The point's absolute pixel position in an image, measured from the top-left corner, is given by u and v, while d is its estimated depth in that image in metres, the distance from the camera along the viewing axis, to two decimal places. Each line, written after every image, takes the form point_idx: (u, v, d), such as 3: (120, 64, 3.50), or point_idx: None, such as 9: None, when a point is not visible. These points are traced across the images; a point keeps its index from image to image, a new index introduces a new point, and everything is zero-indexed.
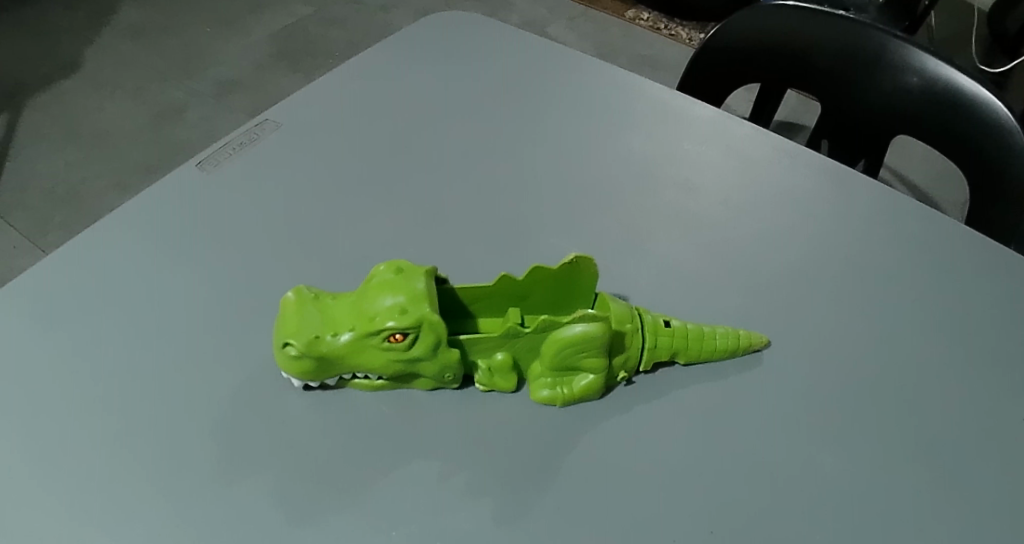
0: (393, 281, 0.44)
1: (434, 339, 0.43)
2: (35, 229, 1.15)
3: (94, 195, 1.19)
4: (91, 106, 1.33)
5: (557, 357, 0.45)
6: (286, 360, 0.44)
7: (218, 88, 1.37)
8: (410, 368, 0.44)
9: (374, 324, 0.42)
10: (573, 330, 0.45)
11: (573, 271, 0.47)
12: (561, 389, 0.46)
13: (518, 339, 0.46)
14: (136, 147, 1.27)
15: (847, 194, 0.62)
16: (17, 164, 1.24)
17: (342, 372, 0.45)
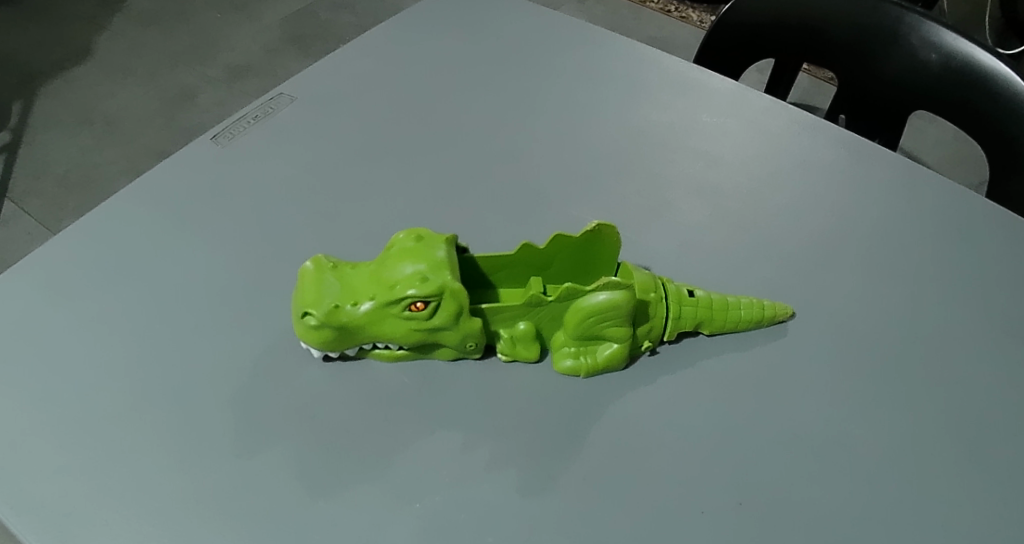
0: (414, 249, 0.43)
1: (457, 307, 0.42)
2: (50, 215, 1.15)
3: (107, 180, 1.20)
4: (103, 92, 1.33)
5: (581, 326, 0.44)
6: (307, 329, 0.43)
7: (228, 72, 1.37)
8: (432, 338, 0.44)
9: (396, 293, 0.42)
10: (597, 299, 0.44)
11: (595, 239, 0.46)
12: (585, 359, 0.45)
13: (540, 308, 0.45)
14: (148, 133, 1.27)
15: (869, 165, 0.61)
16: (31, 150, 1.24)
17: (363, 341, 0.44)
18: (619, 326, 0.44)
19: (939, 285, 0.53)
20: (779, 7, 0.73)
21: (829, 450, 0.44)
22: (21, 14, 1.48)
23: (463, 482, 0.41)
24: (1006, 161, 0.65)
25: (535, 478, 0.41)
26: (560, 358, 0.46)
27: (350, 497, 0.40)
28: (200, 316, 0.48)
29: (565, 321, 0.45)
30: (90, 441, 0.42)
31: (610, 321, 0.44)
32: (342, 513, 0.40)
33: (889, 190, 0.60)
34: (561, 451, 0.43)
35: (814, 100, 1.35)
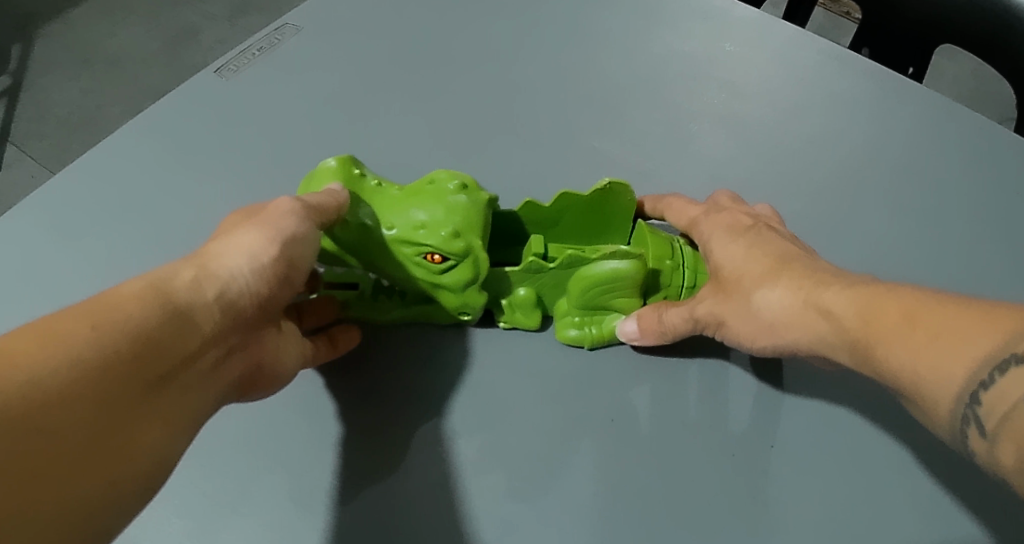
0: (449, 199, 0.43)
1: (468, 275, 0.43)
2: (53, 157, 1.15)
3: (110, 122, 1.18)
4: (104, 30, 1.29)
5: (584, 294, 0.47)
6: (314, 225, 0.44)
7: (231, 8, 1.32)
8: (433, 289, 0.45)
9: (416, 237, 0.42)
10: (604, 267, 0.45)
11: (605, 198, 0.46)
12: (588, 330, 0.48)
13: (546, 274, 0.47)
14: (151, 73, 1.24)
15: (904, 95, 0.58)
16: (32, 90, 1.22)
17: (361, 264, 0.45)
18: (620, 295, 0.47)
19: (968, 223, 0.52)
20: None
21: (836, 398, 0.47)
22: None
23: (499, 430, 0.45)
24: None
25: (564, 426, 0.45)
26: (564, 327, 0.48)
27: (397, 446, 0.45)
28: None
29: (569, 289, 0.47)
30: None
31: (613, 289, 0.46)
32: (394, 464, 0.44)
33: (922, 120, 0.56)
34: (584, 400, 0.47)
35: (831, 35, 1.29)
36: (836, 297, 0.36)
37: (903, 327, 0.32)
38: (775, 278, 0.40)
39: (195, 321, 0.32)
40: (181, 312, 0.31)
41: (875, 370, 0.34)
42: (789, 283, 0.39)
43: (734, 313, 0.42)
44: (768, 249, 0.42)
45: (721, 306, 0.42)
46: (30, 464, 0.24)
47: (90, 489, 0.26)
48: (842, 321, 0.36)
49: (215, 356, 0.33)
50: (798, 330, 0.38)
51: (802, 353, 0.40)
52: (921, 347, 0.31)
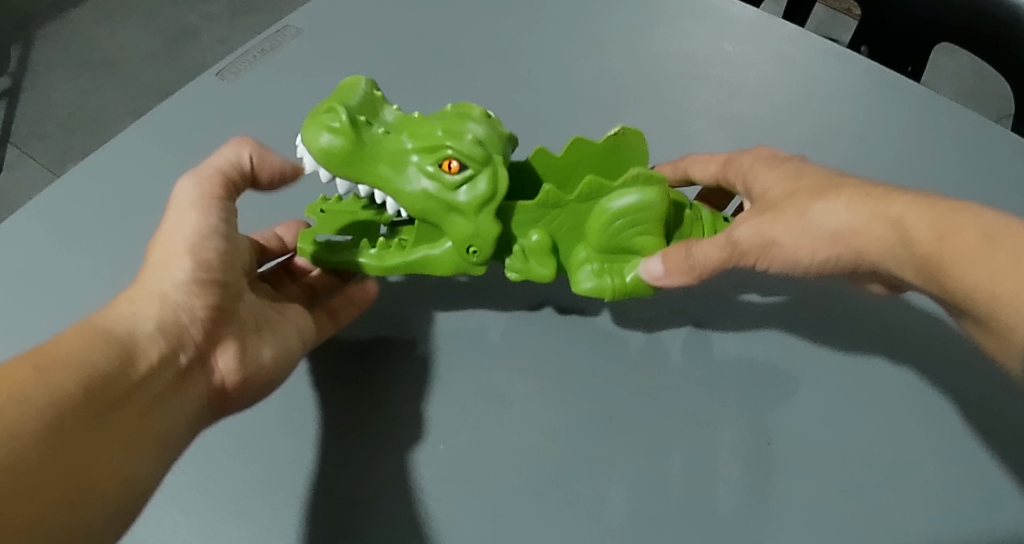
0: (473, 118, 0.44)
1: (487, 187, 0.42)
2: (55, 158, 1.15)
3: (111, 122, 1.19)
4: (104, 30, 1.30)
5: (601, 232, 0.45)
6: (323, 123, 0.40)
7: (231, 7, 1.32)
8: (442, 211, 0.43)
9: (437, 142, 0.42)
10: (624, 202, 0.44)
11: (617, 144, 0.46)
12: (605, 278, 0.47)
13: (560, 211, 0.45)
14: (152, 73, 1.24)
15: (903, 95, 0.58)
16: (32, 91, 1.22)
17: (368, 178, 0.42)
18: (638, 233, 0.46)
19: None
20: None
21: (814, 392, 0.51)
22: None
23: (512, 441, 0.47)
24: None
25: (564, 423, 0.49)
26: (579, 277, 0.47)
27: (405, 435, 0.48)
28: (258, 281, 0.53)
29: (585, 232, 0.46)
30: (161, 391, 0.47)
31: (633, 224, 0.45)
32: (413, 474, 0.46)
33: (922, 119, 0.57)
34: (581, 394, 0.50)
35: (831, 31, 1.29)
36: (905, 208, 0.41)
37: (984, 250, 0.37)
38: (830, 195, 0.44)
39: (136, 351, 0.37)
40: (119, 341, 0.37)
41: (946, 285, 0.39)
42: (846, 199, 0.43)
43: (779, 223, 0.44)
44: (817, 179, 0.46)
45: (762, 219, 0.45)
46: (14, 481, 0.30)
47: (77, 497, 0.32)
48: (909, 234, 0.40)
49: (177, 372, 0.39)
50: (856, 240, 0.42)
51: (863, 267, 0.44)
52: (1002, 270, 0.36)
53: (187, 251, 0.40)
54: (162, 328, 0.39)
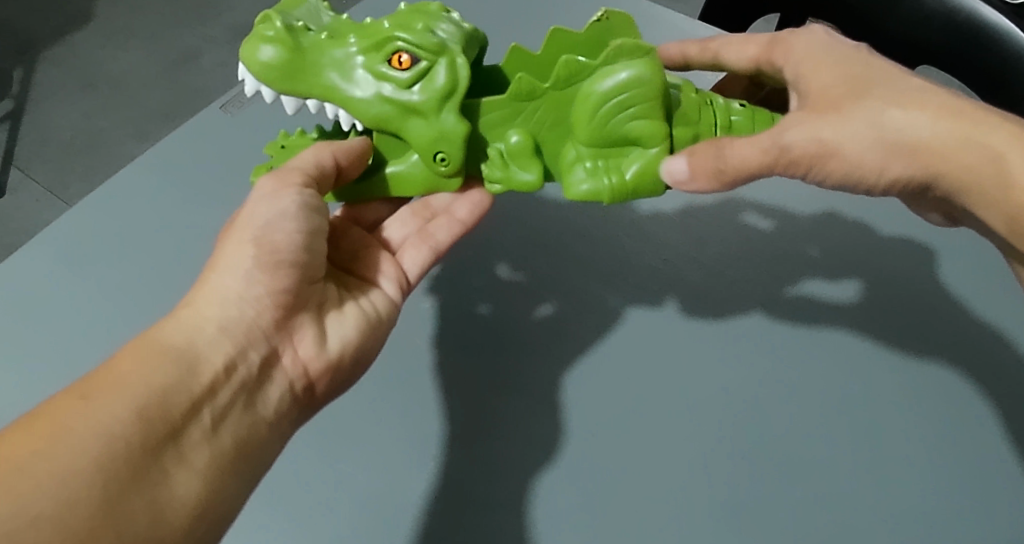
0: (424, 16, 0.49)
1: (444, 78, 0.47)
2: (59, 182, 1.18)
3: (113, 144, 1.21)
4: (101, 49, 1.33)
5: (593, 115, 0.49)
6: (259, 36, 0.47)
7: (234, 34, 1.34)
8: (403, 112, 0.48)
9: (385, 40, 0.47)
10: (608, 84, 0.48)
11: (604, 28, 0.51)
12: (602, 175, 0.49)
13: (541, 102, 0.50)
14: (152, 94, 1.27)
15: None
16: (34, 114, 1.25)
17: (316, 89, 0.48)
18: (633, 116, 0.48)
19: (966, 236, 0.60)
20: None
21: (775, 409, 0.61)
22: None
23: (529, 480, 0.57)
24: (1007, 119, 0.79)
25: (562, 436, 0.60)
26: (577, 180, 0.50)
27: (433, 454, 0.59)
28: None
29: (575, 120, 0.50)
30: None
31: (625, 106, 0.48)
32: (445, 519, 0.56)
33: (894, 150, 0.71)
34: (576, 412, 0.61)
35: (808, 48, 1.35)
36: (1002, 143, 0.46)
37: None
38: (916, 109, 0.47)
39: (205, 359, 0.44)
40: (182, 360, 0.43)
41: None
42: (932, 115, 0.47)
43: (849, 132, 0.47)
44: (889, 90, 0.49)
45: (825, 124, 0.47)
46: (104, 483, 0.35)
47: (158, 492, 0.38)
48: (995, 162, 0.46)
49: (249, 371, 0.46)
50: (931, 155, 0.47)
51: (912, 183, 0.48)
52: None
53: (253, 241, 0.47)
54: (231, 333, 0.46)
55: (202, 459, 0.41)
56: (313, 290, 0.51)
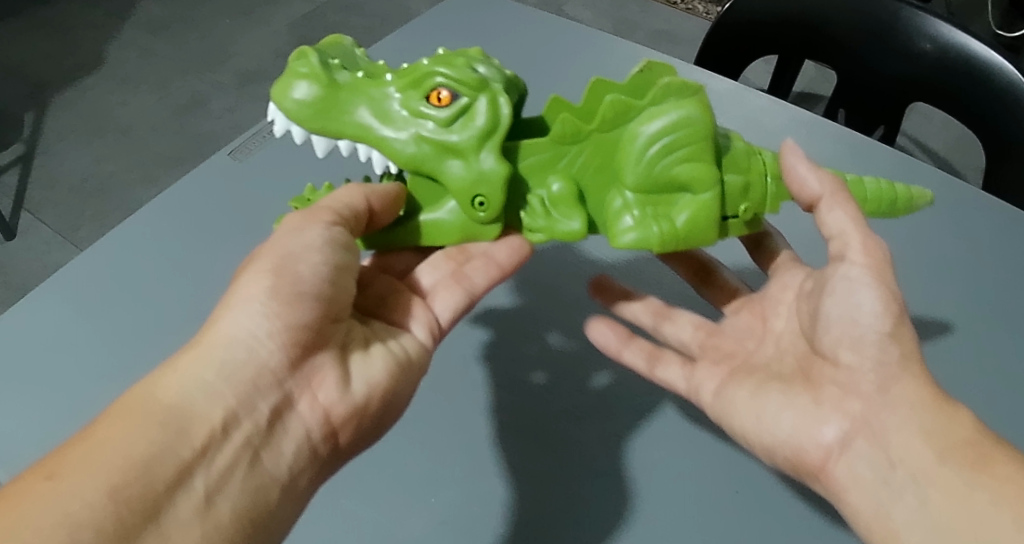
0: (464, 58, 0.50)
1: (483, 117, 0.47)
2: (67, 225, 1.20)
3: (123, 187, 1.25)
4: (114, 101, 1.40)
5: (640, 159, 0.49)
6: (296, 73, 0.48)
7: (239, 78, 1.45)
8: (439, 153, 0.48)
9: (424, 77, 0.48)
10: (648, 130, 0.49)
11: (644, 76, 0.50)
12: (650, 224, 0.49)
13: (585, 145, 0.50)
14: (162, 140, 1.32)
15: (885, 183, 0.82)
16: (46, 160, 1.30)
17: (348, 128, 0.49)
18: (681, 159, 0.49)
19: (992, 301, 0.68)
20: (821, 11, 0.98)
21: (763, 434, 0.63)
22: (39, 31, 1.59)
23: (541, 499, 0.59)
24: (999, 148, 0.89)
25: (558, 466, 0.61)
26: (622, 231, 0.50)
27: (445, 475, 0.60)
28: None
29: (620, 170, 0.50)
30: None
31: (670, 150, 0.49)
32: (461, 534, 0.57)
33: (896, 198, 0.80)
34: (571, 438, 0.63)
35: None
36: None
37: None
38: None
39: (205, 416, 0.43)
40: (181, 418, 0.42)
41: None
42: None
43: None
44: None
45: None
46: None
47: None
48: None
49: (257, 423, 0.45)
50: None
51: None
52: None
53: (271, 272, 0.47)
54: (237, 382, 0.45)
55: (200, 524, 0.40)
56: (334, 330, 0.50)
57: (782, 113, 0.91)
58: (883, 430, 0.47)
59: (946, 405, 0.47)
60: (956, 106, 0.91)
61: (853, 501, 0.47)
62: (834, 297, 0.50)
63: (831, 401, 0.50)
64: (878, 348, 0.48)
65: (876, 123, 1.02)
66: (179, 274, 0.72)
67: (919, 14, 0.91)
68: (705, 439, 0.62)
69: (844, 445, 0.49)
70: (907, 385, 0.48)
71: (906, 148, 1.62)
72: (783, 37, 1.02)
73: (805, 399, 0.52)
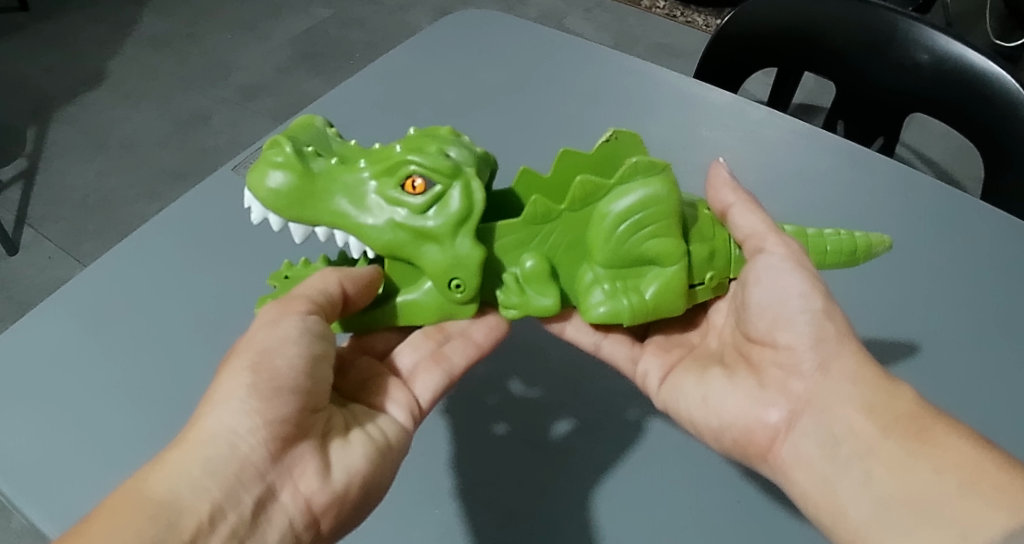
0: (437, 140, 0.51)
1: (458, 203, 0.49)
2: (71, 239, 1.22)
3: (125, 203, 1.28)
4: (118, 117, 1.43)
5: (609, 236, 0.52)
6: (269, 164, 0.49)
7: (241, 93, 1.48)
8: (416, 239, 0.50)
9: (398, 165, 0.49)
10: (618, 208, 0.51)
11: (610, 147, 0.53)
12: (620, 298, 0.52)
13: (556, 224, 0.52)
14: (164, 156, 1.35)
15: (868, 209, 0.84)
16: (50, 175, 1.32)
17: (324, 215, 0.50)
18: (650, 236, 0.52)
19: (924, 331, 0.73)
20: (824, 20, 0.98)
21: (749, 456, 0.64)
22: (43, 44, 1.61)
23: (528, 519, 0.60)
24: (1001, 156, 0.89)
25: (549, 489, 0.62)
26: (594, 304, 0.52)
27: (435, 495, 0.61)
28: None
29: (590, 245, 0.53)
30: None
31: (640, 226, 0.51)
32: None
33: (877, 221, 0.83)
34: (562, 461, 0.64)
35: None
36: None
37: None
38: None
39: (187, 514, 0.42)
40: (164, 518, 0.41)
41: None
42: None
43: None
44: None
45: None
46: None
47: None
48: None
49: (241, 516, 0.45)
50: None
51: None
52: None
53: (250, 368, 0.47)
54: (220, 476, 0.44)
55: None
56: (317, 416, 0.50)
57: (782, 125, 0.92)
58: (824, 408, 0.53)
59: (887, 383, 0.52)
60: (956, 116, 0.92)
61: (799, 478, 0.52)
62: (760, 282, 0.55)
63: (775, 385, 0.56)
64: (814, 328, 0.53)
65: (877, 133, 1.02)
66: (178, 289, 0.73)
67: (918, 26, 0.92)
68: (689, 460, 0.63)
69: (790, 425, 0.54)
70: (844, 363, 0.53)
71: (907, 161, 1.62)
72: (782, 50, 1.02)
73: (751, 385, 0.57)
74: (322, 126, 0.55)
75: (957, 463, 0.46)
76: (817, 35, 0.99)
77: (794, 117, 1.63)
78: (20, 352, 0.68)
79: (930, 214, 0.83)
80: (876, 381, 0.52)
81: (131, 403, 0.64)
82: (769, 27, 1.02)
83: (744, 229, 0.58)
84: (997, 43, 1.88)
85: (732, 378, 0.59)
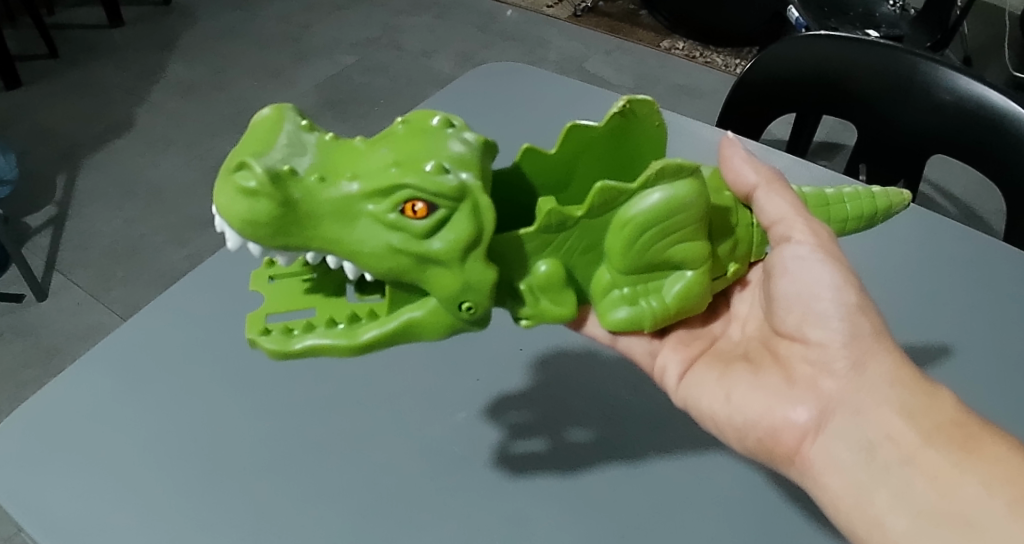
0: (432, 145, 0.43)
1: (465, 229, 0.42)
2: (99, 286, 1.23)
3: (152, 249, 1.29)
4: (146, 163, 1.45)
5: (631, 244, 0.49)
6: (237, 186, 0.40)
7: None
8: (419, 265, 0.42)
9: (393, 186, 0.41)
10: (637, 211, 0.48)
11: (623, 120, 0.51)
12: (641, 303, 0.52)
13: (573, 231, 0.48)
14: (192, 203, 1.36)
15: (900, 245, 0.83)
16: (78, 222, 1.34)
17: (312, 242, 0.42)
18: (674, 243, 0.50)
19: (968, 368, 0.72)
20: (843, 64, 0.97)
21: (800, 501, 0.61)
22: (72, 93, 1.65)
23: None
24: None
25: (587, 522, 0.59)
26: (614, 309, 0.52)
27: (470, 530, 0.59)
28: (349, 424, 0.66)
29: (608, 249, 0.50)
30: (270, 531, 0.58)
31: (662, 235, 0.49)
32: None
33: (912, 257, 0.82)
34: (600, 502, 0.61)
35: None
36: None
37: None
38: None
39: None
40: None
41: None
42: None
43: None
44: None
45: None
46: None
47: None
48: None
49: None
50: None
51: None
52: None
53: None
54: None
55: None
56: None
57: (806, 173, 0.91)
58: (858, 409, 0.52)
59: (928, 389, 0.52)
60: (979, 157, 0.91)
61: (831, 482, 0.51)
62: (789, 275, 0.56)
63: (804, 382, 0.56)
64: (849, 324, 0.54)
65: (898, 178, 1.01)
66: (207, 340, 0.72)
67: (936, 68, 0.92)
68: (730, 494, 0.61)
69: (820, 425, 0.54)
70: (880, 363, 0.53)
71: (929, 198, 1.60)
72: (801, 96, 1.02)
73: (779, 382, 0.57)
74: (290, 119, 0.45)
75: (1002, 476, 0.46)
76: (835, 80, 0.99)
77: (813, 156, 1.63)
78: (49, 407, 0.67)
79: (960, 252, 0.83)
80: (916, 384, 0.52)
81: (159, 457, 0.63)
82: (789, 70, 1.01)
83: (770, 214, 0.56)
84: (1013, 75, 1.88)
85: (758, 375, 0.59)
